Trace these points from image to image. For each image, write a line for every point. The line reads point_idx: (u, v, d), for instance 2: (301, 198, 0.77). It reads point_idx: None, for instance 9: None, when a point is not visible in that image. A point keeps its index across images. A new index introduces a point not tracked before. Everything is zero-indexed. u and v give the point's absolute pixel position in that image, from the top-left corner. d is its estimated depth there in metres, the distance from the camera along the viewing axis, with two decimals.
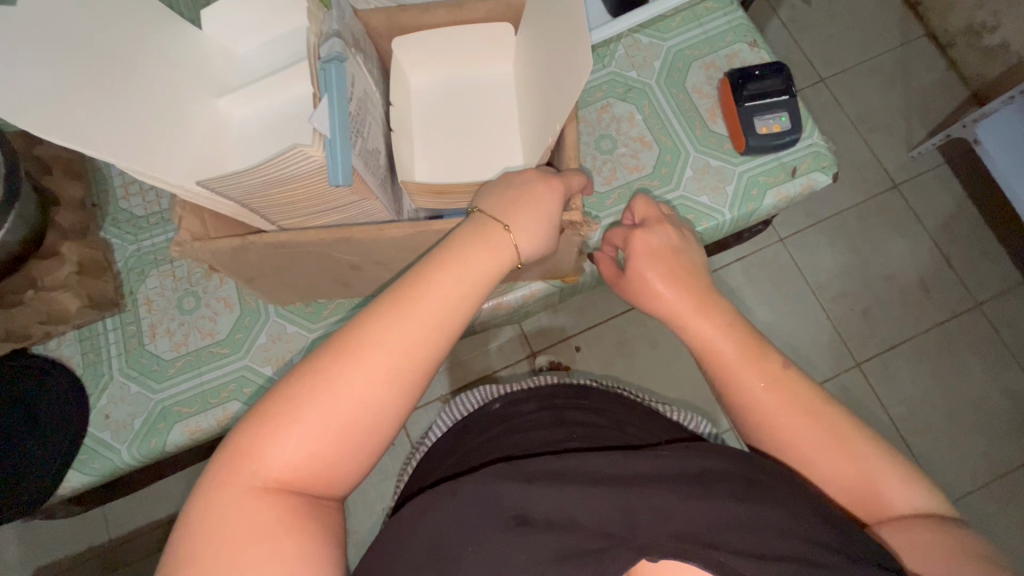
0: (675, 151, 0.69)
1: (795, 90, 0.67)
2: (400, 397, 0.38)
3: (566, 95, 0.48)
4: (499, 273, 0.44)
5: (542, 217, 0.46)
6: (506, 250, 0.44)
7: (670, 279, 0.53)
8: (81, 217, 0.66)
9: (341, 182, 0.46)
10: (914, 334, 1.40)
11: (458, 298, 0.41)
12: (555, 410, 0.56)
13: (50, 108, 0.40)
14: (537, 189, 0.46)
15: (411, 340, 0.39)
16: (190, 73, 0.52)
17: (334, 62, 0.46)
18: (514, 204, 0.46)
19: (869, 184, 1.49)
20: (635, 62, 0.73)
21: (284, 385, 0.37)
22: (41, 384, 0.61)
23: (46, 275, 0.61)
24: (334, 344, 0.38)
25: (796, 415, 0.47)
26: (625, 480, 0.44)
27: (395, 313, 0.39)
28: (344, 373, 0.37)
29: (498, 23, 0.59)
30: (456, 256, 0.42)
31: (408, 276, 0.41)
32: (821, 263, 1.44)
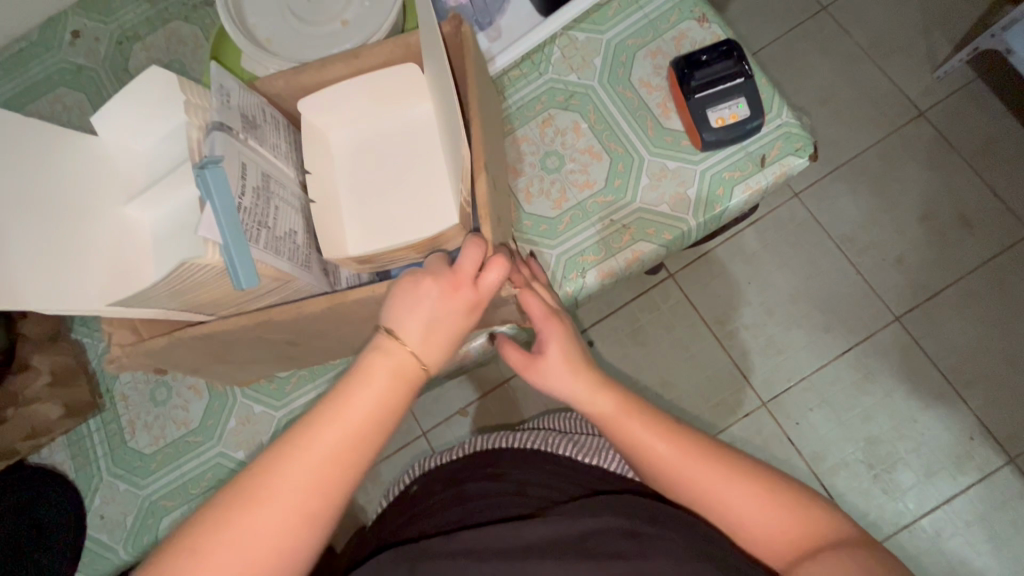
0: (627, 158, 0.63)
1: (750, 70, 0.60)
2: (308, 535, 0.36)
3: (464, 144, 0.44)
4: (413, 391, 0.41)
5: (437, 306, 0.42)
6: (419, 365, 0.41)
7: (571, 370, 0.48)
8: (48, 325, 0.67)
9: (245, 284, 0.44)
10: (958, 277, 1.27)
11: (376, 427, 0.39)
12: (462, 479, 0.54)
13: None
14: (452, 307, 0.42)
15: (318, 476, 0.36)
16: (90, 187, 0.51)
17: (208, 167, 0.43)
18: (421, 320, 0.42)
19: (891, 118, 1.34)
20: (574, 64, 0.66)
21: (180, 541, 0.35)
22: (40, 494, 0.64)
23: (25, 388, 0.63)
24: (236, 493, 0.35)
25: (703, 472, 0.44)
26: (510, 551, 0.43)
27: (299, 454, 0.36)
28: (250, 524, 0.34)
29: (407, 65, 0.55)
30: (366, 376, 0.40)
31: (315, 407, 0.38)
32: (844, 214, 1.32)
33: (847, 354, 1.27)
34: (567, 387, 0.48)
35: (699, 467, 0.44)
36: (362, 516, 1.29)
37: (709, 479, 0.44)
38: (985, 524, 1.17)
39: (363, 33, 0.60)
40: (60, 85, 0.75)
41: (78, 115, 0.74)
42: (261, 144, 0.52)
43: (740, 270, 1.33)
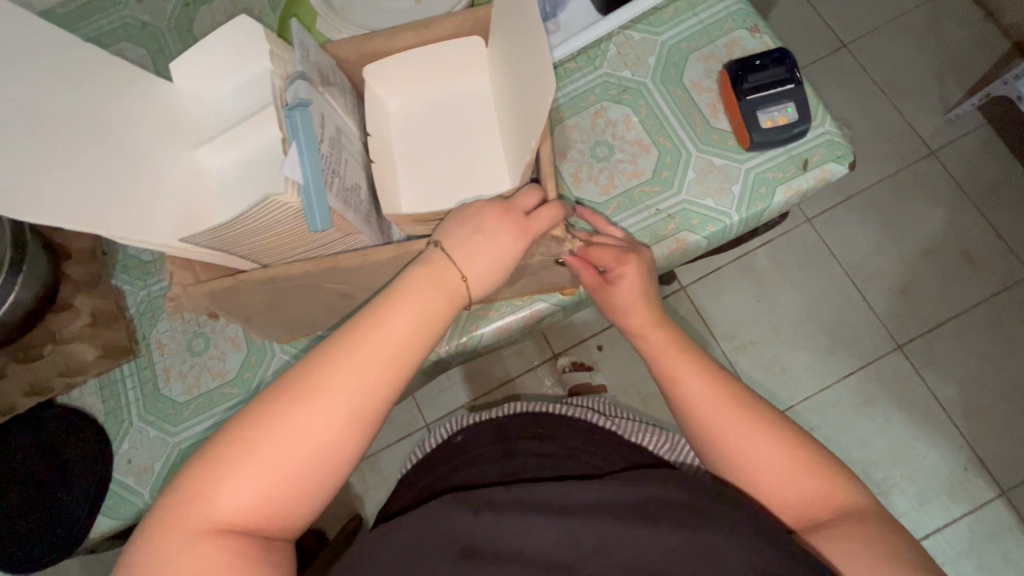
0: (675, 153, 0.65)
1: (800, 77, 0.63)
2: (357, 435, 0.38)
3: (539, 111, 0.46)
4: (452, 309, 0.44)
5: (491, 240, 0.45)
6: (458, 283, 0.44)
7: (635, 304, 0.53)
8: (92, 268, 0.68)
9: (320, 227, 0.45)
10: (959, 311, 1.31)
11: (419, 338, 0.41)
12: (507, 441, 0.58)
13: (40, 191, 0.41)
14: (493, 231, 0.45)
15: (367, 378, 0.38)
16: (164, 129, 0.52)
17: (297, 109, 0.45)
18: (471, 248, 0.44)
19: (902, 154, 1.39)
20: (629, 61, 0.69)
21: (241, 427, 0.37)
22: (67, 434, 0.64)
23: (64, 326, 0.65)
24: (291, 383, 0.38)
25: (733, 421, 0.47)
26: (569, 509, 0.44)
27: (350, 355, 0.38)
28: (302, 411, 0.37)
29: (468, 37, 0.58)
30: (413, 290, 0.42)
31: (361, 313, 0.40)
32: (853, 242, 1.36)
33: (849, 378, 1.30)
34: (633, 317, 0.53)
35: (729, 415, 0.47)
36: (359, 503, 1.28)
37: (738, 429, 0.46)
38: (975, 555, 1.19)
39: (435, 10, 0.62)
40: (124, 39, 0.77)
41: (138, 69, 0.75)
42: (334, 99, 0.54)
43: (750, 287, 1.36)
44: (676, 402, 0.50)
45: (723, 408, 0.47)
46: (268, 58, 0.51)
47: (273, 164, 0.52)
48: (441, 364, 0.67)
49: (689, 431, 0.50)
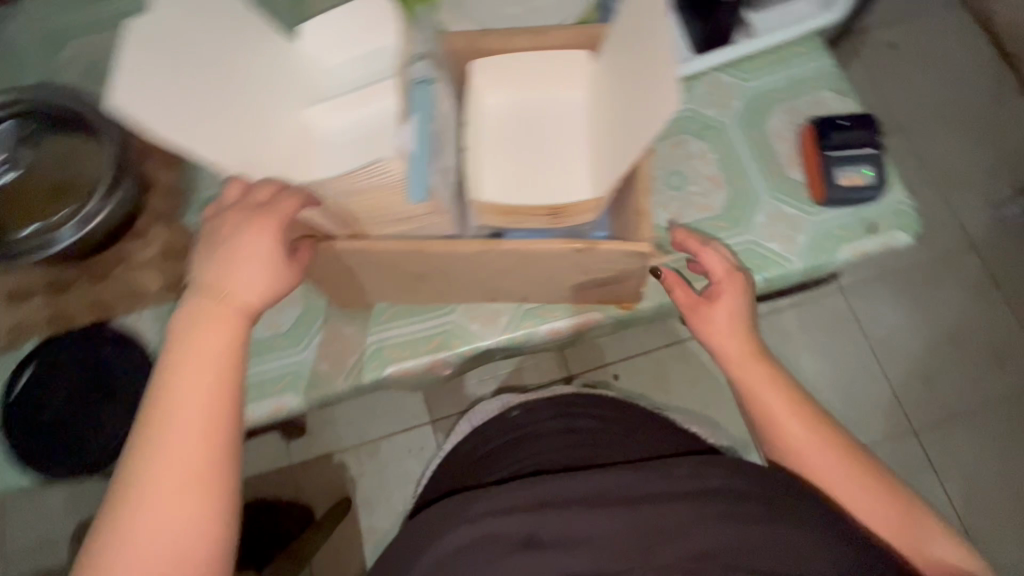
0: (747, 195, 0.68)
1: (883, 144, 0.65)
2: (211, 453, 0.39)
3: (647, 125, 0.47)
4: (248, 313, 0.43)
5: (258, 245, 0.43)
6: (234, 289, 0.42)
7: (731, 330, 0.55)
8: (170, 204, 0.70)
9: (419, 198, 0.49)
10: (978, 406, 1.30)
11: (229, 349, 0.42)
12: (568, 417, 0.66)
13: (183, 115, 0.42)
14: (248, 232, 0.43)
15: (194, 403, 0.39)
16: (282, 81, 0.54)
17: (423, 85, 0.52)
18: (228, 271, 0.43)
19: (945, 241, 1.39)
20: (715, 101, 0.72)
21: (110, 504, 0.38)
22: (117, 355, 0.66)
23: (135, 254, 0.68)
24: (134, 445, 0.39)
25: (832, 462, 0.50)
26: (648, 499, 0.50)
27: (173, 391, 0.40)
28: (142, 503, 0.37)
29: (574, 51, 0.61)
30: (200, 315, 0.42)
31: (150, 391, 0.40)
32: (882, 319, 1.36)
33: None
34: (727, 343, 0.55)
35: (825, 456, 0.51)
36: (351, 487, 1.27)
37: (834, 469, 0.50)
38: None
39: (548, 20, 0.66)
40: None
41: None
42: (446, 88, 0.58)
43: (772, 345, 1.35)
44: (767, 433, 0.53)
45: (821, 449, 0.51)
46: (392, 34, 0.54)
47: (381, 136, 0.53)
48: (488, 357, 0.69)
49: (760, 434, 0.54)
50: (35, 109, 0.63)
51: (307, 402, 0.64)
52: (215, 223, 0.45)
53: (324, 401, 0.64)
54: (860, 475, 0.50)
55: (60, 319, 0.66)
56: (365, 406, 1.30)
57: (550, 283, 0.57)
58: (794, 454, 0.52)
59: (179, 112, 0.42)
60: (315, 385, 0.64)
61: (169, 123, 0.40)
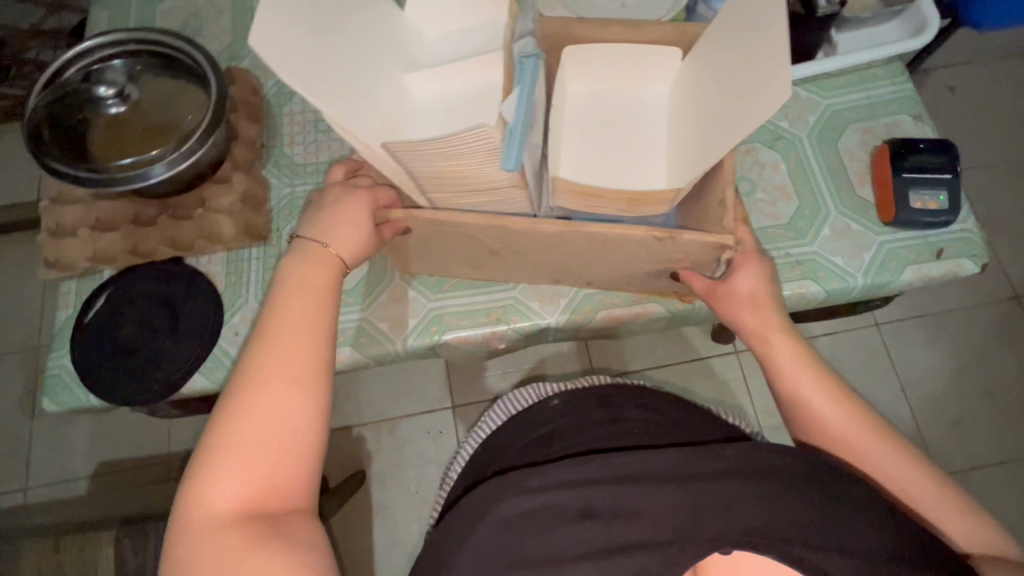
0: (815, 208, 0.68)
1: (959, 171, 0.65)
2: (302, 397, 0.43)
3: (745, 116, 0.48)
4: (335, 280, 0.50)
5: (354, 220, 0.52)
6: (329, 256, 0.50)
7: (751, 304, 0.54)
8: (251, 155, 0.73)
9: (511, 166, 0.49)
10: (1010, 459, 1.26)
11: (320, 307, 0.47)
12: (613, 406, 0.63)
13: (297, 59, 0.45)
14: (347, 207, 0.52)
15: (291, 351, 0.44)
16: (389, 48, 0.57)
17: (530, 59, 0.53)
18: (331, 227, 0.51)
19: (989, 289, 1.37)
20: (789, 114, 0.73)
21: (208, 436, 0.42)
22: (188, 291, 0.68)
23: (214, 198, 0.70)
24: (233, 385, 0.43)
25: (873, 445, 0.51)
26: (697, 478, 0.51)
27: (273, 339, 0.45)
28: (252, 395, 0.42)
29: (668, 48, 0.62)
30: (299, 279, 0.48)
31: (263, 308, 0.47)
32: (918, 359, 1.32)
33: None
34: (756, 319, 0.54)
35: (867, 440, 0.51)
36: (367, 461, 1.20)
37: (877, 451, 0.51)
38: None
39: (648, 14, 0.68)
40: None
41: None
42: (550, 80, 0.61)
43: None
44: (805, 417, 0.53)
45: (863, 432, 0.51)
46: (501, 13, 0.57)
47: (482, 108, 0.57)
48: (540, 336, 0.70)
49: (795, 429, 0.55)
50: (144, 51, 0.67)
51: (365, 358, 0.65)
52: (319, 199, 0.54)
53: (381, 359, 0.66)
54: (892, 454, 0.51)
55: (137, 253, 0.69)
56: (389, 382, 1.24)
57: (619, 267, 0.58)
58: (827, 438, 0.53)
59: (303, 59, 0.45)
60: (373, 342, 0.65)
61: (287, 66, 0.44)
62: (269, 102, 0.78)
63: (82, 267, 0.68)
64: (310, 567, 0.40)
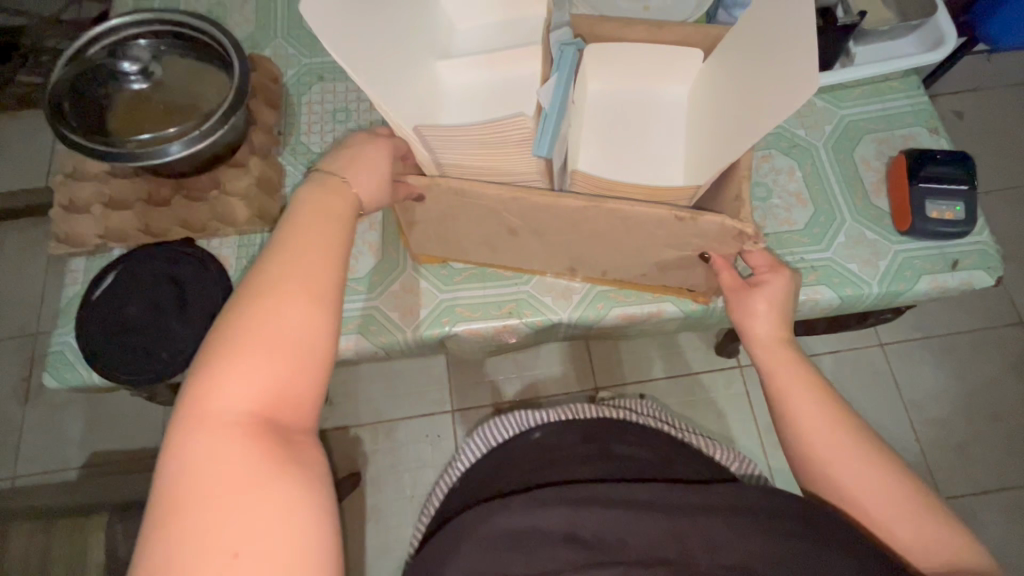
0: (830, 215, 0.68)
1: (975, 183, 0.65)
2: (322, 310, 0.41)
3: (770, 113, 0.48)
4: (353, 213, 0.48)
5: (373, 166, 0.50)
6: (348, 189, 0.48)
7: (776, 329, 0.54)
8: (268, 140, 0.73)
9: (544, 152, 0.50)
10: (1013, 485, 1.24)
11: (338, 232, 0.45)
12: (598, 443, 0.61)
13: (345, 42, 0.45)
14: (365, 148, 0.51)
15: (309, 266, 0.42)
16: (426, 37, 0.57)
17: (569, 49, 0.55)
18: (351, 166, 0.50)
19: (992, 313, 1.37)
20: (806, 122, 0.73)
21: (217, 340, 0.39)
22: (197, 273, 0.67)
23: (229, 181, 0.70)
24: (246, 292, 0.41)
25: (860, 470, 0.48)
26: (677, 507, 0.48)
27: (291, 252, 0.43)
28: (267, 305, 0.40)
29: (691, 48, 0.62)
30: (317, 204, 0.46)
31: (282, 225, 0.45)
32: (921, 381, 1.31)
33: None
34: (771, 347, 0.54)
35: (856, 462, 0.48)
36: (362, 463, 1.18)
37: (864, 477, 0.48)
38: None
39: (675, 15, 0.71)
40: None
41: None
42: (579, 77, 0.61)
43: None
44: (791, 435, 0.51)
45: (852, 457, 0.48)
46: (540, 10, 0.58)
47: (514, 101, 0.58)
48: (551, 333, 0.69)
49: (792, 458, 0.52)
50: (167, 33, 0.67)
51: (374, 347, 0.64)
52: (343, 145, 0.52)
53: (390, 349, 0.65)
54: (885, 484, 0.47)
55: (149, 232, 0.68)
56: (390, 382, 1.23)
57: (636, 257, 0.58)
58: (819, 462, 0.49)
59: (353, 40, 0.45)
60: (382, 331, 0.64)
61: (334, 42, 0.44)
62: (289, 91, 0.78)
63: (92, 244, 0.68)
64: (319, 489, 0.38)
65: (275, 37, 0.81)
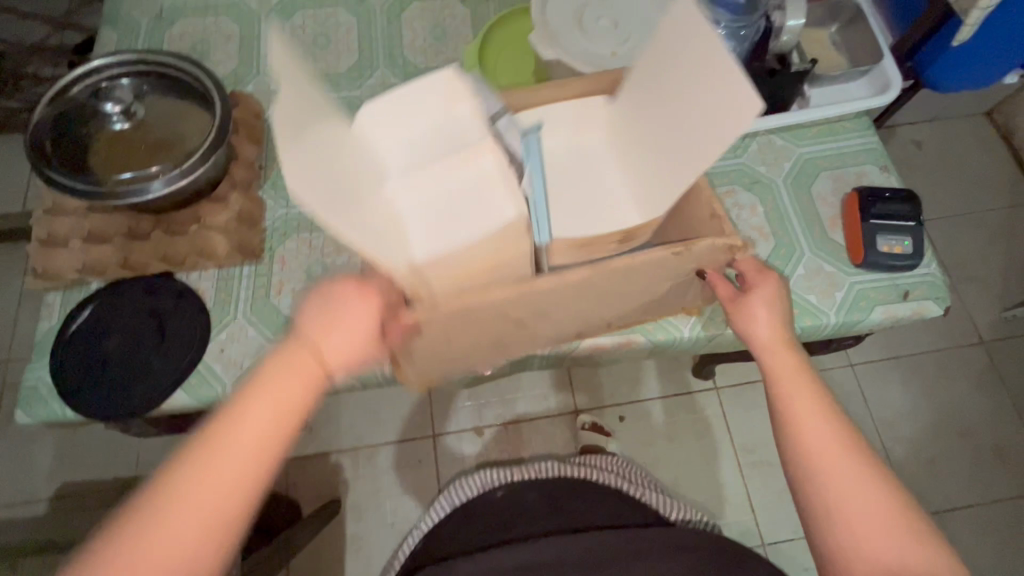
0: (790, 248, 0.72)
1: (922, 219, 0.70)
2: (236, 518, 0.41)
3: (712, 137, 0.47)
4: (313, 393, 0.45)
5: (355, 325, 0.46)
6: (314, 363, 0.45)
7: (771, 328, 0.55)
8: (249, 175, 0.75)
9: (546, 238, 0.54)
10: (981, 501, 1.28)
11: (285, 421, 0.44)
12: (552, 499, 0.69)
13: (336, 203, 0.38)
14: (348, 298, 0.47)
15: (238, 466, 0.42)
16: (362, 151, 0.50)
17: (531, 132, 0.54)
18: (329, 324, 0.46)
19: (955, 333, 1.42)
20: (766, 159, 0.77)
21: (119, 533, 0.39)
22: (176, 306, 0.68)
23: (209, 215, 0.71)
24: (164, 484, 0.41)
25: (851, 475, 0.48)
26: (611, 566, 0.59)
27: (223, 446, 0.42)
28: (175, 491, 0.40)
29: (592, 96, 0.63)
30: (277, 381, 0.44)
31: (232, 400, 0.44)
32: (891, 400, 1.36)
33: None
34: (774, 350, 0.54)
35: (846, 463, 0.49)
36: (342, 490, 1.17)
37: (855, 482, 0.48)
38: None
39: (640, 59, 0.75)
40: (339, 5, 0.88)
41: (344, 35, 0.86)
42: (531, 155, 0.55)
43: None
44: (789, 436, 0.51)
45: (843, 459, 0.49)
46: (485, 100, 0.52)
47: (486, 197, 0.45)
48: (526, 363, 0.71)
49: (786, 463, 0.52)
50: (151, 73, 0.69)
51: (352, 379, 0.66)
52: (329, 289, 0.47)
53: (368, 380, 0.66)
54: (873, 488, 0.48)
55: (128, 266, 0.68)
56: (371, 408, 1.23)
57: (621, 303, 0.59)
58: (814, 463, 0.49)
59: (339, 198, 0.39)
60: None
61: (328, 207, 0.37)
62: (271, 126, 0.80)
63: (70, 278, 0.68)
64: None
65: (258, 73, 0.83)
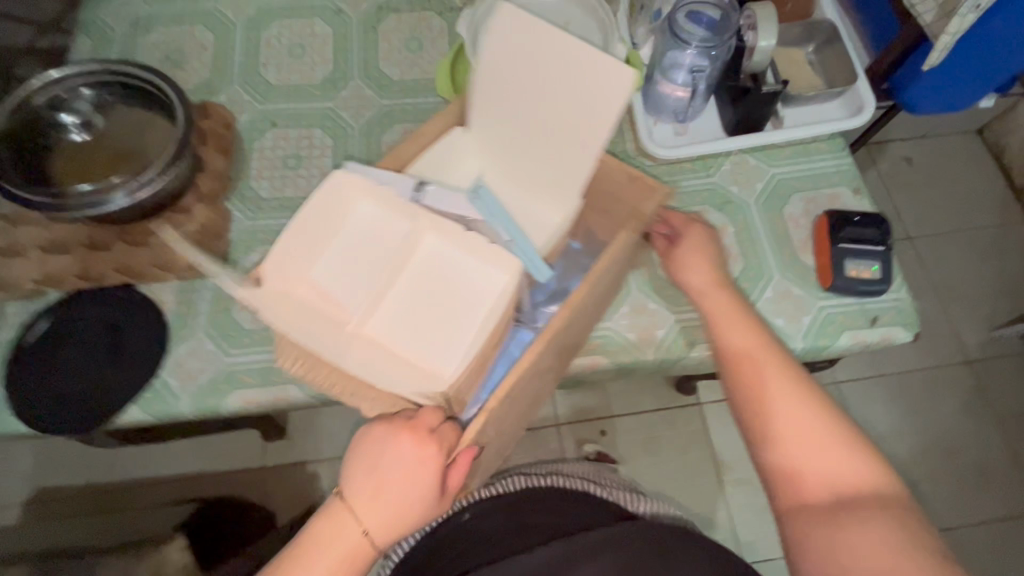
0: (759, 270, 0.71)
1: (890, 244, 0.69)
2: None
3: (593, 116, 0.53)
4: (358, 563, 0.48)
5: (401, 491, 0.48)
6: (360, 536, 0.48)
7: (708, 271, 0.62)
8: (216, 186, 0.74)
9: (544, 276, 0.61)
10: (964, 523, 1.27)
11: None
12: (517, 513, 0.64)
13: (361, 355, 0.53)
14: (396, 451, 0.48)
15: None
16: None
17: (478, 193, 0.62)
18: (378, 481, 0.48)
19: (942, 352, 1.41)
20: (739, 180, 0.77)
21: None
22: (134, 319, 0.67)
23: (172, 227, 0.70)
24: None
25: (790, 403, 0.53)
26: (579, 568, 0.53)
27: None
28: None
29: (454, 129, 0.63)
30: (329, 542, 0.47)
31: (290, 549, 0.48)
32: (876, 418, 1.34)
33: None
34: (709, 296, 0.61)
35: (781, 387, 0.54)
36: None
37: (794, 407, 0.53)
38: None
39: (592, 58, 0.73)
40: (316, 16, 0.88)
41: (320, 46, 0.86)
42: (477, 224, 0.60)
43: None
44: (731, 369, 0.57)
45: (779, 382, 0.55)
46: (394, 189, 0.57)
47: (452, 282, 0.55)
48: None
49: (735, 401, 0.57)
50: (116, 82, 0.68)
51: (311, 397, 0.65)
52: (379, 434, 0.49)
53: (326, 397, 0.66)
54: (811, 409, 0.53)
55: (86, 277, 0.68)
56: None
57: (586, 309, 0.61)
58: (756, 393, 0.55)
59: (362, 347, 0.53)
60: None
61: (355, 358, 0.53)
62: (242, 137, 0.80)
63: (28, 287, 0.67)
64: None
65: (231, 83, 0.83)
